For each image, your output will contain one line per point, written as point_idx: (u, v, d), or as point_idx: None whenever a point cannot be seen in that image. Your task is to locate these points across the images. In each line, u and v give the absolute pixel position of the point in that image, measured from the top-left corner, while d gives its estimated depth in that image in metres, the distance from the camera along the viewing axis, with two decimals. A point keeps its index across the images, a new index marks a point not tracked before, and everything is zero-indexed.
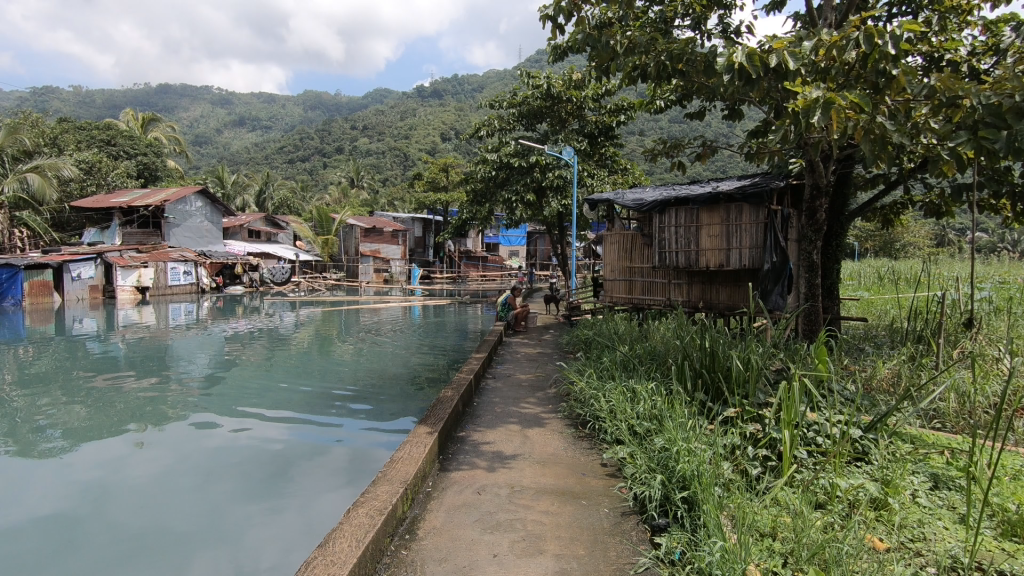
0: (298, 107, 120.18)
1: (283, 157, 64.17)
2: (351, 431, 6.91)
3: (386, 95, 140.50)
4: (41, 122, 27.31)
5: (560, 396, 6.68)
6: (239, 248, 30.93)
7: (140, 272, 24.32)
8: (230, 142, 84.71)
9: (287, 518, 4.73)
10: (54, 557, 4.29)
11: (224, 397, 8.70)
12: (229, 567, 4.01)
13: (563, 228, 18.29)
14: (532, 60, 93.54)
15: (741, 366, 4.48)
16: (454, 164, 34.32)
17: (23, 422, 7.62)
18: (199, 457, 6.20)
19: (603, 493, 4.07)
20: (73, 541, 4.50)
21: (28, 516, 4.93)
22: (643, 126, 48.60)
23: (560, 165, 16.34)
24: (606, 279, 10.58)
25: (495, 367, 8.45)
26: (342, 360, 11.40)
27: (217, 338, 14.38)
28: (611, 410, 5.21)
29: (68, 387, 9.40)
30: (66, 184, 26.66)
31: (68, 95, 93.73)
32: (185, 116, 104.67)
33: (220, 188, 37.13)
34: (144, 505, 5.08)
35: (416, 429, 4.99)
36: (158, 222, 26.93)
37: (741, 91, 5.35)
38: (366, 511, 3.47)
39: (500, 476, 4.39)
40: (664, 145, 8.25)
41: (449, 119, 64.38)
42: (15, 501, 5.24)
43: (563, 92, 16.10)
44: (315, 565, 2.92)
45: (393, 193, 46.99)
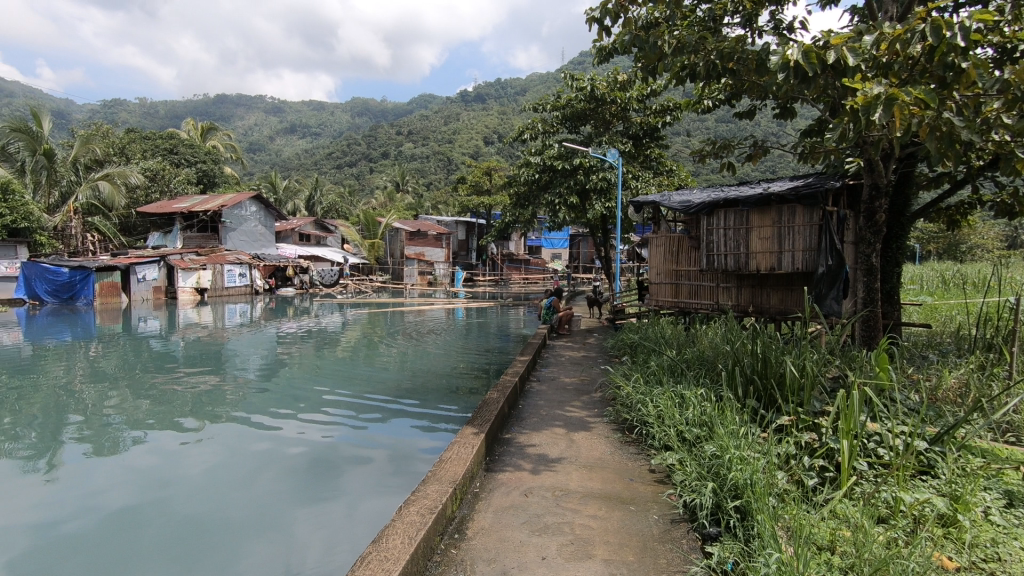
0: (345, 114, 123.96)
1: (332, 163, 66.27)
2: (396, 431, 7.07)
3: (432, 100, 142.98)
4: (112, 133, 29.12)
5: (605, 400, 6.62)
6: (291, 251, 32.02)
7: (199, 274, 25.48)
8: (282, 148, 87.93)
9: (332, 518, 4.85)
10: (119, 546, 4.52)
11: (277, 395, 9.06)
12: (280, 563, 4.16)
13: (607, 231, 18.13)
14: (576, 62, 93.23)
15: (796, 373, 4.33)
16: (497, 167, 34.52)
17: (96, 414, 8.14)
18: (251, 454, 6.44)
19: (651, 500, 4.01)
20: (136, 531, 4.74)
21: (94, 507, 5.21)
22: (689, 126, 47.58)
23: (605, 167, 16.19)
24: (652, 282, 10.44)
25: (539, 369, 8.45)
26: (389, 361, 11.69)
27: (269, 338, 14.93)
28: (659, 415, 5.13)
29: (134, 383, 9.95)
30: (134, 191, 28.31)
31: (135, 107, 99.79)
32: (240, 124, 109.42)
33: (273, 193, 38.60)
34: (203, 499, 5.31)
35: (463, 430, 5.07)
36: (216, 226, 28.20)
37: (796, 89, 5.18)
38: (417, 509, 3.54)
39: (546, 479, 4.39)
40: (713, 145, 8.03)
41: (493, 123, 64.82)
42: (80, 493, 5.53)
43: (608, 93, 16.00)
44: (370, 561, 3.00)
45: (437, 196, 47.78)
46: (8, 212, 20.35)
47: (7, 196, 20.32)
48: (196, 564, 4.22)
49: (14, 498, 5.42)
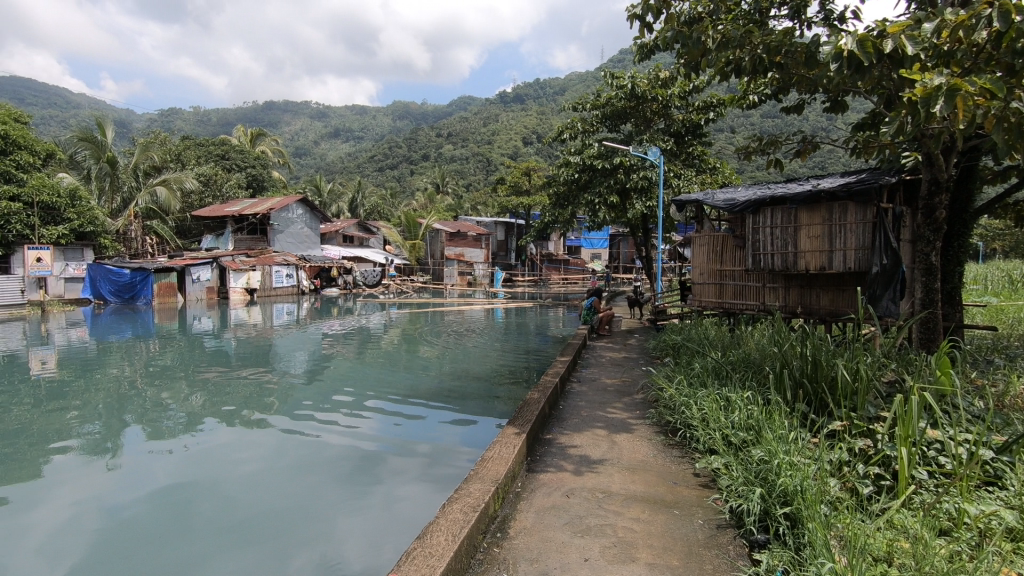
0: (387, 118, 126.37)
1: (373, 165, 67.68)
2: (436, 429, 7.17)
3: (471, 101, 143.98)
4: (168, 140, 30.58)
5: (647, 402, 6.53)
6: (335, 252, 32.85)
7: (249, 275, 26.43)
8: (326, 152, 90.27)
9: (374, 513, 4.96)
10: (175, 534, 4.74)
11: (323, 392, 9.33)
12: (325, 556, 4.28)
13: (648, 230, 17.89)
14: (615, 60, 92.32)
15: (849, 377, 4.17)
16: (536, 167, 34.53)
17: (154, 408, 8.56)
18: (297, 449, 6.64)
19: (696, 504, 3.94)
20: (190, 520, 4.96)
21: (152, 497, 5.47)
22: (733, 122, 46.44)
23: (645, 166, 15.98)
24: (695, 282, 10.25)
25: (580, 370, 8.41)
26: (429, 360, 11.85)
27: (315, 336, 15.38)
28: (703, 418, 5.03)
29: (189, 379, 10.42)
30: (189, 196, 29.62)
31: (189, 115, 104.44)
32: (287, 129, 112.96)
33: (317, 196, 39.70)
34: (253, 491, 5.52)
35: (504, 429, 5.10)
36: (265, 229, 29.22)
37: (849, 81, 4.99)
38: (461, 507, 3.58)
39: (588, 481, 4.37)
40: (759, 141, 7.81)
41: (532, 123, 64.85)
42: (140, 482, 5.83)
43: (648, 91, 15.82)
44: (415, 556, 3.05)
45: (476, 197, 48.16)
46: (75, 216, 21.71)
47: (75, 202, 21.74)
48: (246, 554, 4.38)
49: (80, 486, 5.75)
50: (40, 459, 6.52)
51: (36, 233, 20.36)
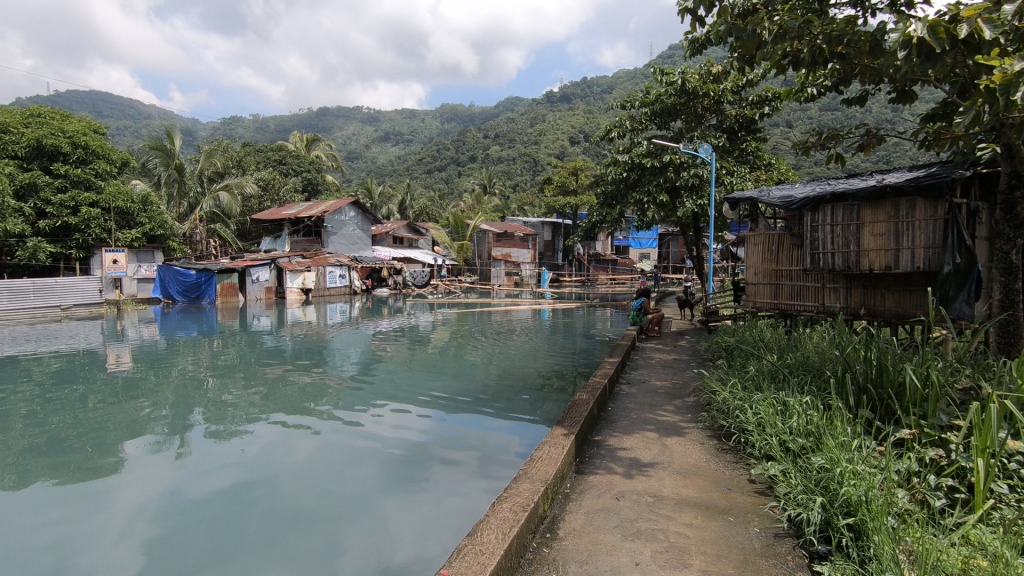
0: (435, 121, 128.31)
1: (422, 168, 68.89)
2: (484, 428, 7.24)
3: (518, 102, 144.56)
4: (230, 147, 32.08)
5: (699, 405, 6.38)
6: (385, 253, 33.59)
7: (304, 275, 27.40)
8: (376, 155, 92.49)
9: (421, 510, 5.05)
10: (236, 522, 4.98)
11: (374, 390, 9.57)
12: (375, 551, 4.39)
13: (699, 229, 17.43)
14: (665, 56, 90.56)
15: (918, 383, 3.95)
16: (583, 166, 34.31)
17: (217, 402, 9.00)
18: (351, 445, 6.84)
19: (751, 511, 3.82)
20: (249, 510, 5.20)
21: (215, 487, 5.74)
22: (790, 117, 44.79)
23: (697, 163, 15.59)
24: (749, 283, 9.93)
25: (629, 372, 8.29)
26: (477, 360, 11.96)
27: (366, 335, 15.78)
28: (759, 423, 4.85)
29: (249, 375, 10.91)
30: (249, 200, 30.97)
31: (249, 123, 109.24)
32: (340, 134, 116.42)
33: (369, 199, 40.73)
34: (309, 484, 5.72)
35: (553, 430, 5.08)
36: (319, 231, 30.21)
37: (917, 69, 4.73)
38: (510, 506, 3.59)
39: (638, 484, 4.30)
40: (819, 135, 7.48)
41: (579, 122, 64.44)
42: (205, 472, 6.15)
43: (700, 87, 15.46)
44: (466, 553, 3.10)
45: (523, 198, 48.23)
46: (147, 221, 23.12)
47: (147, 207, 23.16)
48: (300, 546, 4.55)
49: (151, 475, 6.10)
50: (115, 449, 6.95)
51: (112, 237, 21.77)
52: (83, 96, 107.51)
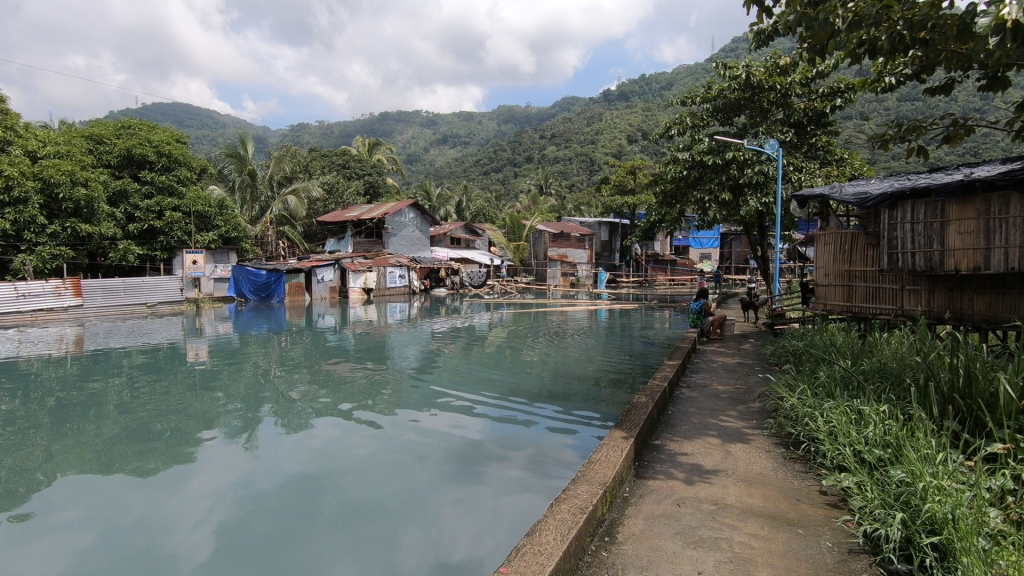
0: (492, 123, 129.45)
1: (479, 169, 69.74)
2: (539, 430, 7.24)
3: (575, 101, 143.78)
4: (298, 153, 33.54)
5: (765, 411, 6.12)
6: (443, 254, 34.16)
7: (366, 275, 28.28)
8: (434, 158, 94.29)
9: (477, 509, 5.12)
10: (303, 513, 5.21)
11: (431, 389, 9.76)
12: (431, 548, 4.48)
13: (764, 228, 16.75)
14: (728, 50, 87.60)
15: (1014, 395, 3.63)
16: (642, 165, 33.73)
17: (284, 397, 9.43)
18: (409, 442, 6.99)
19: (822, 524, 3.64)
20: (314, 501, 5.44)
21: (283, 478, 6.03)
22: (864, 109, 42.38)
23: (762, 160, 14.95)
24: (820, 284, 9.46)
25: (690, 375, 8.07)
26: (532, 361, 11.96)
27: (424, 335, 16.12)
28: (831, 432, 4.60)
29: (314, 371, 11.37)
30: (315, 203, 32.28)
31: (315, 129, 113.90)
32: (400, 137, 119.57)
33: (427, 200, 41.58)
34: (370, 478, 5.92)
35: (611, 433, 5.02)
36: (380, 233, 31.09)
37: (1013, 54, 4.35)
38: (568, 507, 3.58)
39: (700, 491, 4.18)
40: (899, 128, 6.99)
41: (637, 120, 63.37)
42: (274, 463, 6.47)
43: (765, 80, 14.85)
44: (525, 552, 3.11)
45: (580, 197, 47.90)
46: (223, 223, 24.52)
47: (222, 211, 24.62)
48: (361, 538, 4.71)
49: (225, 465, 6.45)
50: (193, 440, 7.37)
51: (192, 239, 23.18)
52: (166, 108, 115.27)
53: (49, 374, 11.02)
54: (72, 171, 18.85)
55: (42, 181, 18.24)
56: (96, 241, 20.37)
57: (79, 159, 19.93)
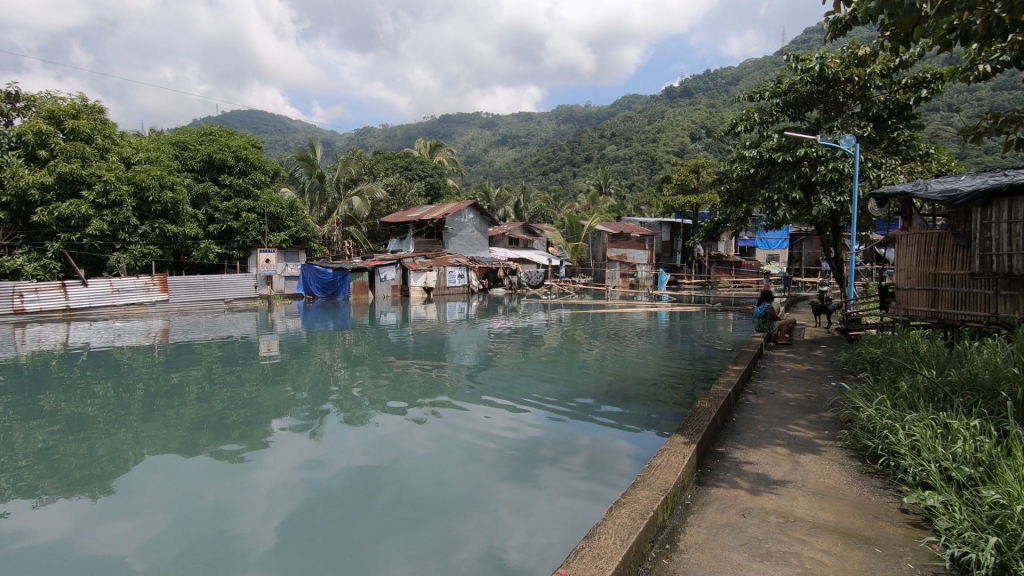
0: (550, 123, 129.30)
1: (537, 169, 69.86)
2: (595, 432, 7.15)
3: (636, 100, 141.55)
4: (363, 156, 34.72)
5: (838, 422, 5.79)
6: (501, 254, 34.37)
7: (427, 275, 28.88)
8: (493, 159, 95.20)
9: (532, 509, 5.11)
10: (364, 503, 5.39)
11: (488, 387, 9.87)
12: (486, 545, 4.52)
13: (838, 228, 15.83)
14: (799, 42, 83.65)
15: None
16: (705, 164, 32.82)
17: (348, 391, 9.78)
18: (465, 439, 7.09)
19: (902, 544, 3.41)
20: (374, 492, 5.61)
21: (345, 468, 6.26)
22: (953, 100, 39.47)
23: (836, 156, 14.13)
24: (901, 288, 8.86)
25: (755, 382, 7.74)
26: (590, 362, 11.86)
27: (481, 333, 16.28)
28: (914, 446, 4.30)
29: (376, 367, 11.74)
30: (378, 205, 33.29)
31: (379, 133, 117.59)
32: (459, 139, 121.44)
33: (486, 201, 42.03)
34: (429, 472, 6.05)
35: (672, 438, 4.90)
36: (440, 233, 31.67)
37: None
38: (629, 512, 3.52)
39: (767, 502, 4.01)
40: (995, 119, 6.42)
41: (701, 117, 61.58)
42: (338, 454, 6.72)
43: (841, 72, 14.06)
44: (583, 554, 3.08)
45: (640, 197, 47.05)
46: (293, 224, 25.68)
47: (293, 212, 25.85)
48: (421, 530, 4.82)
49: (293, 454, 6.76)
50: (263, 430, 7.72)
51: (265, 238, 24.42)
52: (243, 115, 122.42)
53: (139, 364, 11.89)
54: (161, 176, 20.31)
55: (135, 186, 19.69)
56: (180, 241, 21.87)
57: (167, 164, 21.48)
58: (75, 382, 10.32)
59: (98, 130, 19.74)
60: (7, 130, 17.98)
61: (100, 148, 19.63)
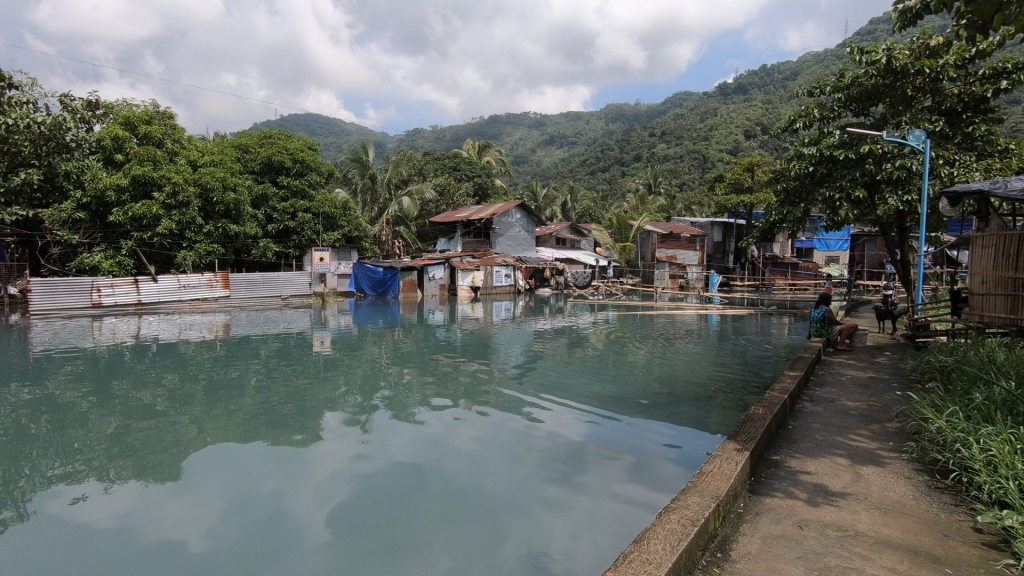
0: (599, 122, 128.14)
1: (586, 169, 69.47)
2: (642, 436, 7.05)
3: (688, 98, 138.26)
4: (414, 156, 35.42)
5: (904, 433, 5.49)
6: (549, 253, 34.31)
7: (474, 274, 29.17)
8: (541, 159, 95.21)
9: (575, 511, 5.09)
10: (410, 497, 5.51)
11: (533, 386, 9.92)
12: (529, 545, 4.53)
13: (905, 229, 14.98)
14: (864, 33, 79.64)
15: None
16: (761, 162, 31.73)
17: (397, 387, 10.02)
18: (510, 438, 7.13)
19: (976, 566, 3.20)
20: (420, 487, 5.71)
21: (391, 462, 6.41)
22: None
23: (905, 153, 13.36)
24: (976, 293, 8.30)
25: (813, 389, 7.42)
26: (637, 364, 11.73)
27: (527, 333, 16.34)
28: (989, 461, 4.03)
29: (424, 364, 11.98)
30: (428, 205, 33.89)
31: (429, 134, 119.82)
32: (508, 140, 122.18)
33: (533, 201, 42.08)
34: (474, 469, 6.13)
35: (724, 444, 4.77)
36: (488, 233, 31.93)
37: None
38: (678, 518, 3.45)
39: (826, 514, 3.84)
40: None
41: (756, 114, 59.61)
42: (386, 448, 6.89)
43: (910, 64, 13.30)
44: (631, 559, 3.04)
45: (691, 196, 45.99)
46: (346, 224, 26.45)
47: (346, 212, 26.64)
48: (466, 527, 4.88)
49: (344, 446, 6.99)
50: (316, 423, 7.97)
51: (320, 238, 25.25)
52: (301, 118, 127.45)
53: (203, 356, 12.57)
54: (224, 177, 21.31)
55: (201, 187, 20.76)
56: (241, 240, 22.86)
57: (230, 167, 22.53)
58: (144, 372, 10.95)
59: (168, 135, 20.96)
60: (89, 136, 19.37)
61: (170, 152, 20.82)
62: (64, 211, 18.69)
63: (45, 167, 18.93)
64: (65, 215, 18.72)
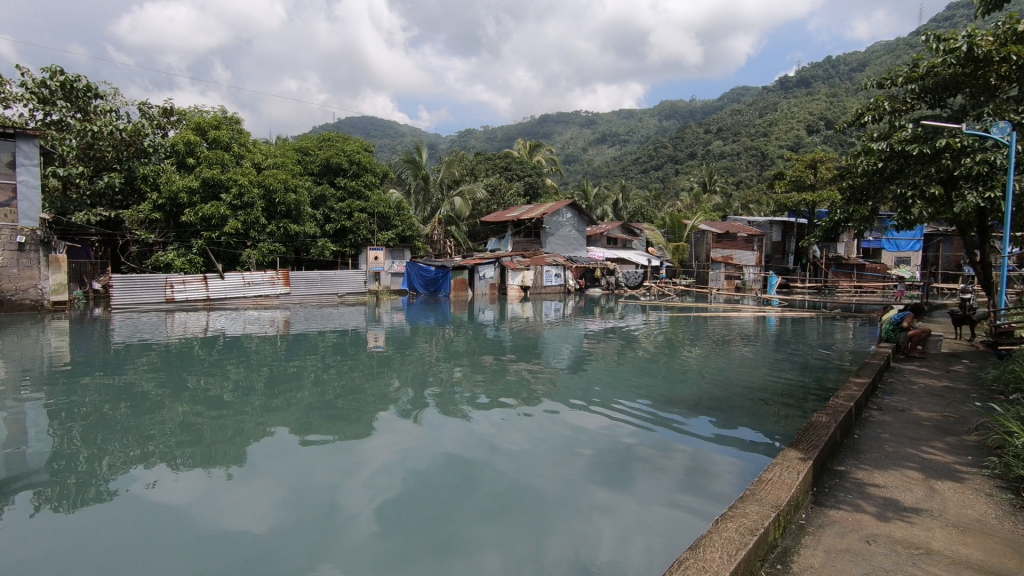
0: (652, 119, 125.71)
1: (638, 167, 68.36)
2: (693, 442, 6.88)
3: (746, 92, 133.56)
4: (466, 157, 35.83)
5: (984, 447, 5.12)
6: (599, 253, 33.94)
7: (524, 273, 29.19)
8: (592, 158, 94.38)
9: (624, 515, 5.03)
10: (459, 494, 5.59)
11: (583, 387, 9.85)
12: (576, 548, 4.50)
13: (987, 228, 13.92)
14: (942, 19, 74.53)
15: None
16: (824, 158, 30.27)
17: (447, 384, 10.18)
18: (558, 439, 7.12)
19: None
20: (468, 484, 5.78)
21: (440, 458, 6.52)
22: None
23: (987, 146, 12.37)
24: None
25: (882, 397, 7.02)
26: (691, 367, 11.46)
27: (576, 333, 16.22)
28: None
29: (475, 362, 12.13)
30: (478, 205, 34.19)
31: (480, 134, 120.93)
32: (560, 139, 121.76)
33: (584, 200, 41.74)
34: (522, 469, 6.15)
35: (784, 452, 4.58)
36: (538, 232, 31.88)
37: None
38: (737, 526, 3.34)
39: (897, 530, 3.64)
40: None
41: (820, 107, 56.90)
42: (436, 444, 7.02)
43: (994, 51, 12.28)
44: (687, 566, 2.97)
45: (748, 195, 44.40)
46: (400, 223, 27.04)
47: (400, 212, 27.24)
48: (513, 527, 4.90)
49: (395, 440, 7.16)
50: (369, 418, 8.20)
51: (374, 237, 25.93)
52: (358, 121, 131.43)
53: (266, 350, 13.17)
54: (286, 179, 22.19)
55: (264, 188, 21.69)
56: (301, 239, 23.78)
57: (291, 169, 23.46)
58: (212, 365, 11.56)
59: (235, 139, 22.06)
60: (164, 142, 20.66)
61: (237, 155, 21.88)
62: (142, 211, 20.01)
63: (125, 171, 20.22)
64: (143, 216, 20.03)
